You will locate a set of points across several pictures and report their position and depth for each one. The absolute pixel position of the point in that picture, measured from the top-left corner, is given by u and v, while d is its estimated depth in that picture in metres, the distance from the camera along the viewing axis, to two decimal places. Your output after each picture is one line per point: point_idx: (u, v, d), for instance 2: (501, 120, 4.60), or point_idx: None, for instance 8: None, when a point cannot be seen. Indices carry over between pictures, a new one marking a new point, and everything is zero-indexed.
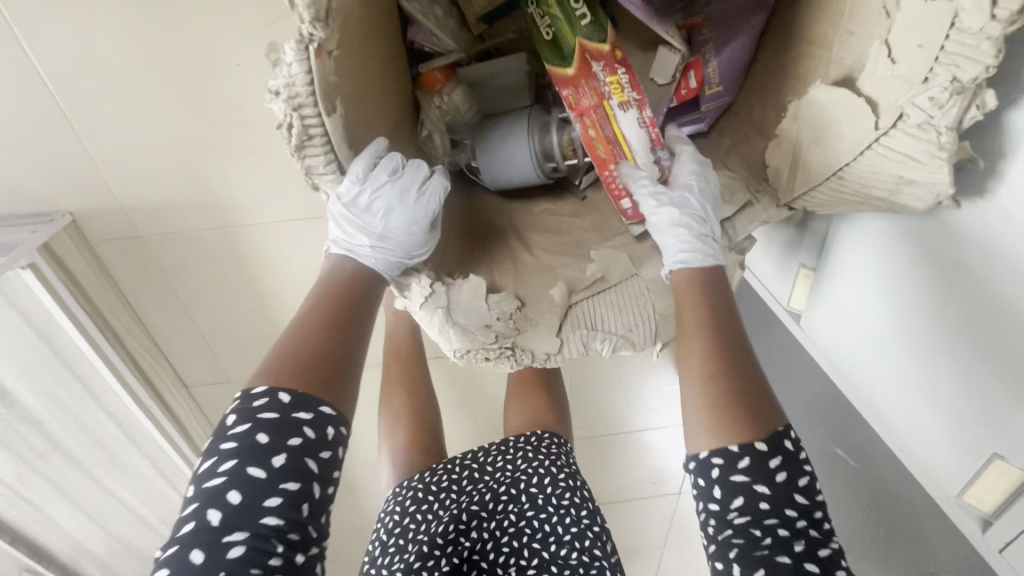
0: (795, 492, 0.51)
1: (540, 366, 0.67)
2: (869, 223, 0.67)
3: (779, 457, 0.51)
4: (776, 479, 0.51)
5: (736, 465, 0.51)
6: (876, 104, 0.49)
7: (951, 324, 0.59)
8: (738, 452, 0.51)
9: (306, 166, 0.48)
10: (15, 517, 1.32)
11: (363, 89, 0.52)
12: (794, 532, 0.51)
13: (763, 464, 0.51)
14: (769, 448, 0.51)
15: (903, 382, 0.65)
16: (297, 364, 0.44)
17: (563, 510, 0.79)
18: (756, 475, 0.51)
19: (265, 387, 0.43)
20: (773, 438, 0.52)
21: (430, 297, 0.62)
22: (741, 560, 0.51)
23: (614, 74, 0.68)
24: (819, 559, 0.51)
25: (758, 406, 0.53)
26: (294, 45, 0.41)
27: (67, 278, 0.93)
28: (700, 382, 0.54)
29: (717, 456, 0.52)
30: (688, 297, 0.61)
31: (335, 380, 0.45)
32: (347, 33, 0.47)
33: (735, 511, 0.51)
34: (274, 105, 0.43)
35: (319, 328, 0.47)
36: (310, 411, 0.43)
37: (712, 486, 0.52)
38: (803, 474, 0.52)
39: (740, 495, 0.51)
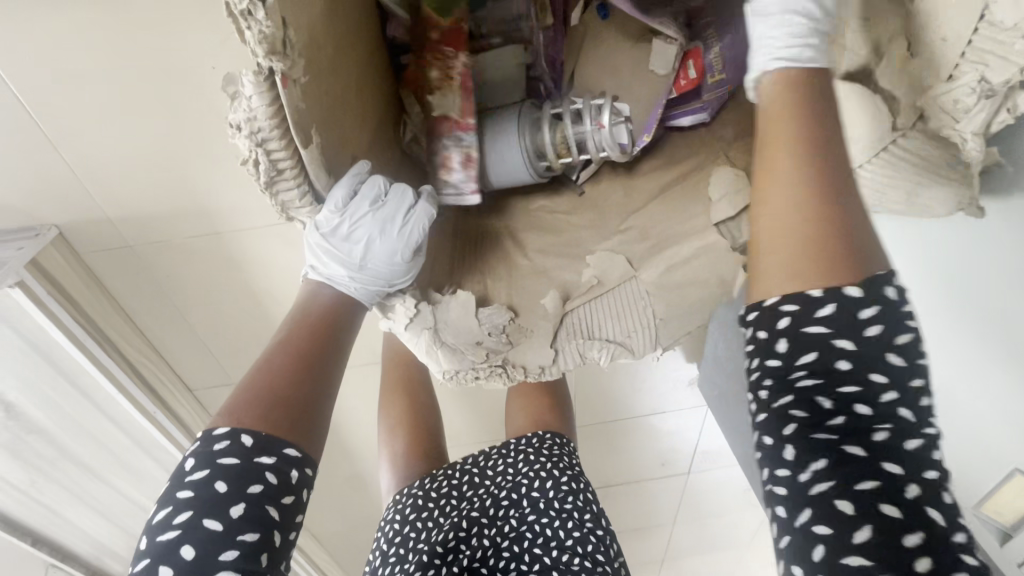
0: (889, 356, 0.38)
1: (535, 380, 0.65)
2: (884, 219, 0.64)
3: (875, 306, 0.38)
4: (867, 334, 0.38)
5: (814, 312, 0.39)
6: (894, 102, 0.44)
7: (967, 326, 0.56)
8: (820, 298, 0.39)
9: (282, 201, 0.46)
10: (34, 519, 1.34)
11: (337, 108, 0.48)
12: (876, 412, 0.39)
13: (849, 314, 0.38)
14: (863, 296, 0.38)
15: (922, 376, 0.62)
16: (263, 404, 0.41)
17: (565, 515, 0.77)
18: (839, 326, 0.38)
19: (227, 429, 0.40)
20: (866, 281, 0.38)
21: (416, 317, 0.60)
22: (795, 441, 0.40)
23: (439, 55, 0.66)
24: (903, 452, 0.38)
25: (858, 239, 0.40)
26: (254, 77, 0.37)
27: (62, 295, 0.90)
28: (792, 212, 0.41)
29: (789, 304, 0.40)
30: (776, 101, 0.44)
31: (305, 418, 0.43)
32: (311, 53, 0.42)
33: (801, 370, 0.40)
34: (238, 140, 0.40)
35: (295, 366, 0.44)
36: (273, 455, 0.40)
37: (775, 338, 0.41)
38: (906, 332, 0.38)
39: (812, 351, 0.39)
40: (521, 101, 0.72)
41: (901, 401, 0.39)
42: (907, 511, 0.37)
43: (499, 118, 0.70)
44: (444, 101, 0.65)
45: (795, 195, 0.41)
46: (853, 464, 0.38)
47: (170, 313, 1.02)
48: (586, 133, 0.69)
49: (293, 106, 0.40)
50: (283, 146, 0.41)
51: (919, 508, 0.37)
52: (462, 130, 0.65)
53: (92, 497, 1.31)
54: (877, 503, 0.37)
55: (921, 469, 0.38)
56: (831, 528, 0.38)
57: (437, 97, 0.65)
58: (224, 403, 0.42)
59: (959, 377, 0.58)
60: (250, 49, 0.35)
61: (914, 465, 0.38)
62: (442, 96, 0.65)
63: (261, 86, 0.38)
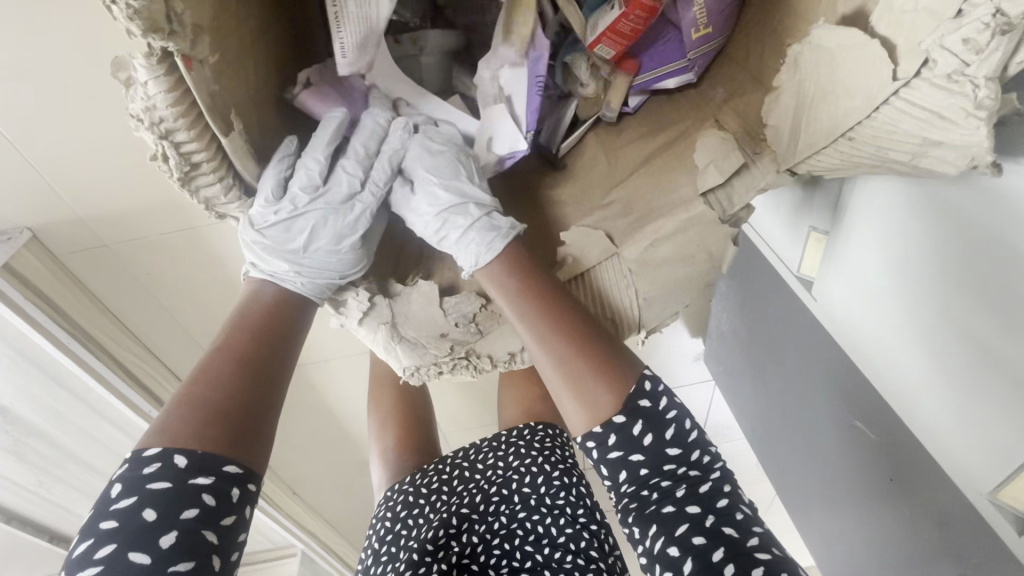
0: (668, 447, 0.48)
1: (505, 369, 0.61)
2: (885, 189, 0.59)
3: (641, 422, 0.47)
4: (645, 443, 0.48)
5: (607, 446, 0.47)
6: (894, 48, 0.39)
7: (971, 311, 0.52)
8: (604, 432, 0.47)
9: (206, 198, 0.41)
10: (45, 516, 1.36)
11: (260, 91, 0.43)
12: (676, 480, 0.49)
13: (629, 436, 0.47)
14: (630, 418, 0.47)
15: (930, 357, 0.58)
16: (192, 422, 0.38)
17: (556, 512, 0.74)
18: (626, 447, 0.47)
19: (158, 449, 0.36)
20: (628, 402, 0.47)
21: (371, 312, 0.56)
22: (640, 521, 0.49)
23: None
24: (703, 499, 0.48)
25: (610, 373, 0.47)
26: (143, 60, 0.32)
27: (48, 305, 0.85)
28: (558, 375, 0.48)
29: (590, 439, 0.48)
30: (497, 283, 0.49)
31: (245, 433, 0.39)
32: (219, 32, 0.37)
33: (625, 483, 0.49)
34: (141, 134, 0.35)
35: (238, 369, 0.40)
36: (210, 475, 0.37)
37: (598, 466, 0.50)
38: (669, 426, 0.48)
39: (622, 469, 0.48)
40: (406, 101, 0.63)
41: (690, 467, 0.49)
42: (729, 543, 0.45)
43: None
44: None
45: (553, 365, 0.48)
46: (676, 519, 0.47)
47: (157, 313, 0.99)
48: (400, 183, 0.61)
49: (201, 91, 0.35)
50: (193, 137, 0.36)
51: (733, 537, 0.46)
52: None
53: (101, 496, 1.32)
54: (694, 540, 0.46)
55: (727, 509, 0.48)
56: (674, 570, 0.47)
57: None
58: (158, 417, 0.38)
59: (954, 370, 0.55)
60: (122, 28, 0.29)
61: (717, 507, 0.48)
62: None
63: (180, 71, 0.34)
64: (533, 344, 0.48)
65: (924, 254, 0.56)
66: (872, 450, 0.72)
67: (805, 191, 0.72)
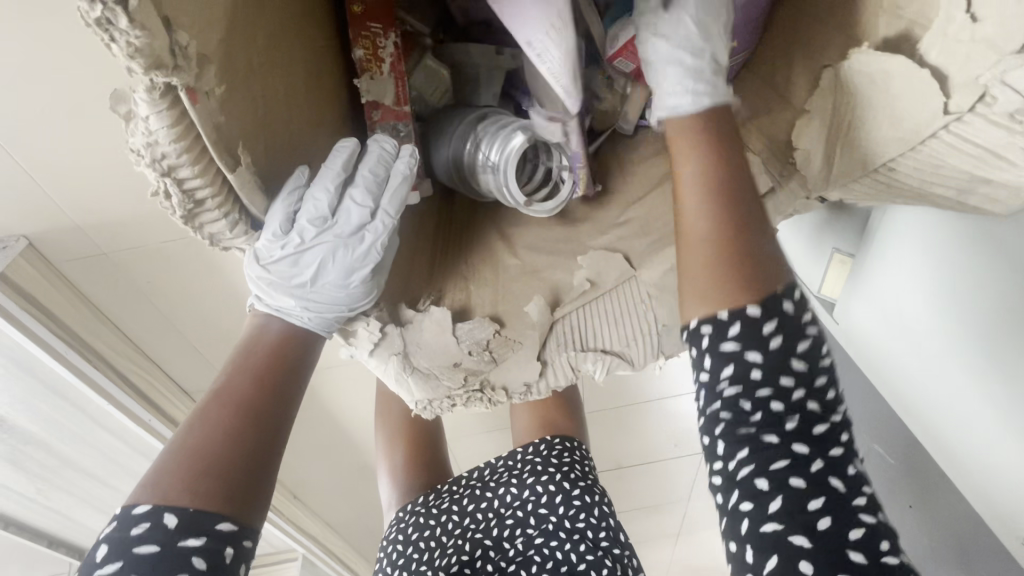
0: (794, 365, 0.41)
1: (520, 401, 0.59)
2: (929, 219, 0.57)
3: (775, 321, 0.41)
4: (770, 345, 0.41)
5: (724, 331, 0.42)
6: (946, 79, 0.37)
7: (1012, 349, 0.50)
8: (727, 320, 0.42)
9: (210, 235, 0.38)
10: (44, 522, 1.34)
11: (268, 115, 0.40)
12: (790, 408, 0.40)
13: (754, 328, 0.41)
14: (762, 313, 0.41)
15: (962, 392, 0.56)
16: (188, 476, 0.36)
17: (576, 538, 0.73)
18: (746, 341, 0.41)
19: (148, 508, 0.35)
20: (769, 298, 0.41)
21: (382, 342, 0.54)
22: (726, 438, 0.42)
23: (368, 39, 0.56)
24: (814, 440, 0.40)
25: (755, 264, 0.43)
26: (144, 94, 0.30)
27: (42, 314, 0.80)
28: (706, 242, 0.44)
29: (706, 324, 0.43)
30: (683, 146, 0.49)
31: (242, 487, 0.37)
32: (224, 58, 0.34)
33: (724, 381, 0.42)
34: (141, 170, 0.33)
35: (238, 416, 0.38)
36: (202, 535, 0.35)
37: (700, 355, 0.43)
38: (804, 341, 0.41)
39: (730, 364, 0.41)
40: (453, 121, 0.64)
41: (810, 394, 0.41)
42: (831, 497, 0.39)
43: (443, 133, 0.65)
44: (376, 87, 0.57)
45: (703, 223, 0.45)
46: (777, 452, 0.40)
47: (162, 323, 0.95)
48: (504, 167, 0.57)
49: (206, 125, 0.32)
50: (198, 172, 0.33)
51: (838, 491, 0.39)
52: (397, 120, 0.57)
53: (101, 501, 1.30)
54: (790, 479, 0.39)
55: (838, 460, 0.40)
56: (753, 504, 0.40)
57: (366, 81, 0.56)
58: (151, 468, 0.37)
59: (996, 409, 0.53)
60: (122, 66, 0.26)
61: (829, 454, 0.40)
62: (371, 79, 0.57)
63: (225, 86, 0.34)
64: (695, 202, 0.46)
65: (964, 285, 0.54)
66: (900, 478, 0.71)
67: (833, 209, 0.69)
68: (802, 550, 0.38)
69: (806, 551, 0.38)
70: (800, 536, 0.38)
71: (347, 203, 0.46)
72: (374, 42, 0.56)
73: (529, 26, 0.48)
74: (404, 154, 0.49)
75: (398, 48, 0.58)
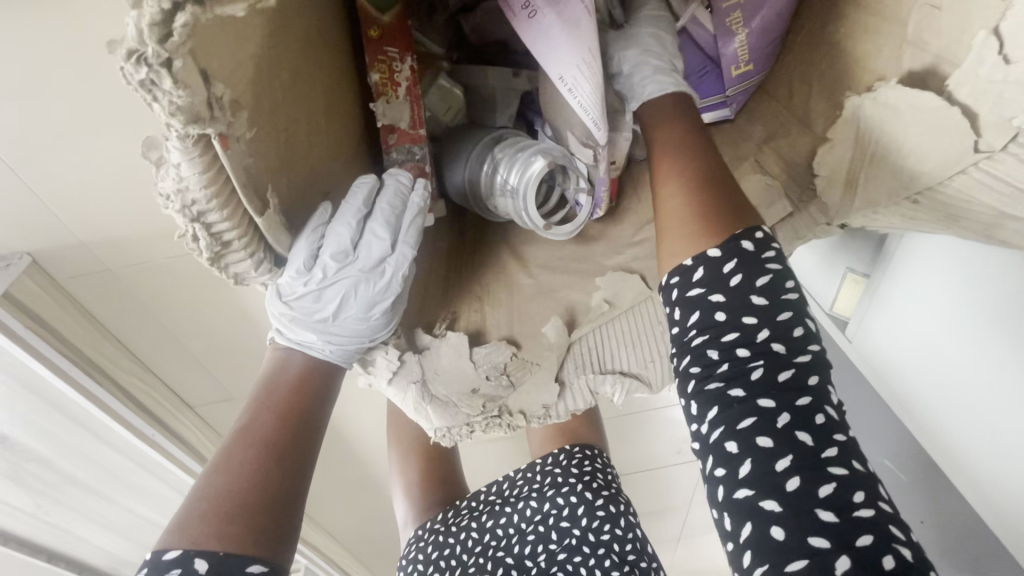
0: (758, 301, 0.39)
1: (539, 425, 0.58)
2: (943, 248, 0.57)
3: (734, 260, 0.40)
4: (732, 283, 0.40)
5: (690, 278, 0.42)
6: (976, 118, 0.37)
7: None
8: (691, 265, 0.42)
9: (234, 274, 0.37)
10: (42, 538, 1.31)
11: (291, 151, 0.40)
12: (755, 353, 0.38)
13: (715, 270, 0.41)
14: (724, 254, 0.41)
15: (983, 417, 0.55)
16: (216, 517, 0.35)
17: (601, 553, 0.72)
18: (710, 283, 0.40)
19: (178, 553, 0.34)
20: (728, 239, 0.41)
21: (401, 369, 0.53)
22: (697, 397, 0.40)
23: (384, 63, 0.56)
24: (781, 389, 0.37)
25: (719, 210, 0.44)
26: (176, 143, 0.29)
27: (48, 332, 0.78)
28: (681, 209, 0.45)
29: (674, 274, 0.43)
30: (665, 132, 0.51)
31: (269, 527, 0.36)
32: (250, 99, 0.33)
33: (692, 329, 0.41)
34: (169, 214, 0.32)
35: (262, 456, 0.38)
36: None
37: (671, 311, 0.43)
38: (768, 280, 0.39)
39: (695, 310, 0.41)
40: (466, 139, 0.64)
41: (779, 339, 0.39)
42: (800, 453, 0.36)
43: (455, 152, 0.64)
44: (393, 110, 0.56)
45: (677, 195, 0.46)
46: (743, 409, 0.38)
47: (165, 337, 0.92)
48: (523, 193, 0.56)
49: (237, 169, 0.32)
50: (226, 216, 0.33)
51: (806, 447, 0.36)
52: (413, 142, 0.57)
53: (102, 516, 1.28)
54: (758, 440, 0.37)
55: (809, 411, 0.37)
56: (726, 469, 0.38)
57: (382, 106, 0.56)
58: (179, 511, 0.36)
59: (1000, 431, 0.54)
60: (161, 124, 0.26)
61: (796, 404, 0.37)
62: (388, 103, 0.56)
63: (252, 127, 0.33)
64: (672, 190, 0.47)
65: (977, 310, 0.54)
66: (917, 494, 0.72)
67: (850, 232, 0.69)
68: (773, 517, 0.35)
69: (777, 516, 0.35)
70: (771, 500, 0.36)
71: (367, 237, 0.45)
72: (390, 65, 0.56)
73: (560, 62, 0.47)
74: (419, 186, 0.48)
75: (414, 72, 0.57)
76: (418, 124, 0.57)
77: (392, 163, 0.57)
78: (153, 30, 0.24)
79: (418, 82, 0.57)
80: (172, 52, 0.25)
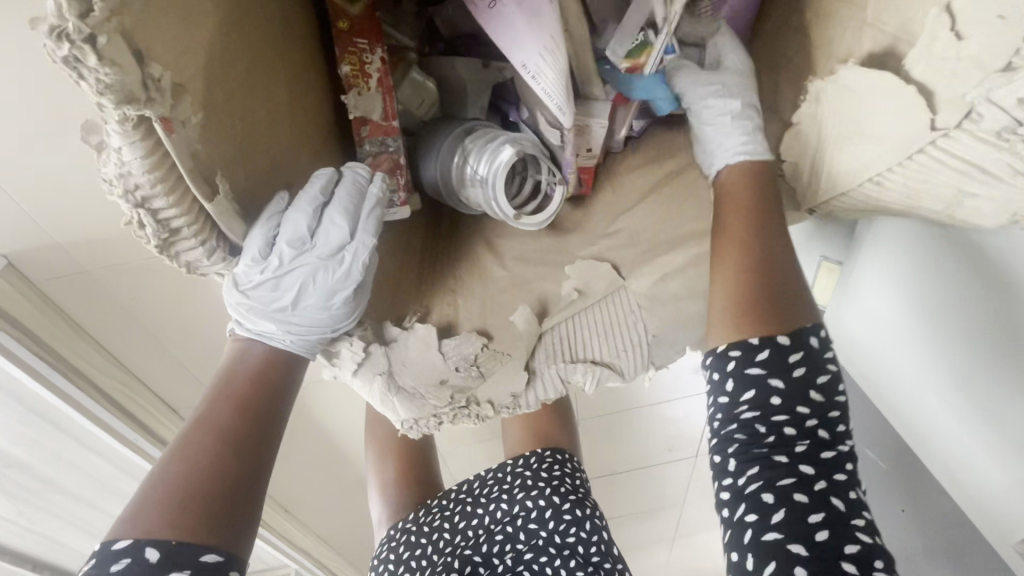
0: (813, 391, 0.42)
1: (508, 415, 0.57)
2: (905, 228, 0.56)
3: (801, 353, 0.42)
4: (794, 374, 0.42)
5: (752, 357, 0.43)
6: (931, 96, 0.37)
7: (998, 355, 0.50)
8: (757, 344, 0.43)
9: (186, 262, 0.37)
10: (27, 545, 1.30)
11: (248, 137, 0.40)
12: (801, 433, 0.42)
13: (781, 356, 0.42)
14: (791, 342, 0.43)
15: (954, 400, 0.55)
16: (169, 507, 0.35)
17: (567, 553, 0.71)
18: (773, 368, 0.42)
19: (128, 542, 0.34)
20: (794, 331, 0.43)
21: (365, 362, 0.52)
22: (738, 455, 0.43)
23: (354, 55, 0.56)
24: (822, 464, 0.41)
25: (775, 301, 0.45)
26: (116, 125, 0.29)
27: (26, 335, 0.76)
28: (734, 282, 0.46)
29: (733, 348, 0.44)
30: (738, 191, 0.50)
31: (225, 518, 0.36)
32: (198, 83, 0.33)
33: (745, 404, 0.43)
34: (114, 200, 0.31)
35: (218, 445, 0.37)
36: (185, 568, 0.34)
37: (723, 379, 0.45)
38: (826, 375, 0.43)
39: (751, 389, 0.43)
40: (440, 131, 0.64)
41: (823, 425, 0.42)
42: (832, 514, 0.40)
43: (429, 145, 0.64)
44: (364, 102, 0.56)
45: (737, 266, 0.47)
46: (784, 471, 0.41)
47: (150, 341, 0.89)
48: (493, 181, 0.56)
49: (182, 154, 0.31)
50: (173, 203, 0.32)
51: (838, 510, 0.40)
52: (385, 134, 0.57)
53: (85, 523, 1.27)
54: (795, 495, 0.40)
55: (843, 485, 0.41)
56: (757, 515, 0.41)
57: (353, 98, 0.56)
58: (133, 501, 0.36)
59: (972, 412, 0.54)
60: (92, 104, 0.26)
61: (833, 477, 0.41)
62: (359, 95, 0.56)
63: (198, 112, 0.33)
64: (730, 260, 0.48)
65: (942, 295, 0.54)
66: (893, 482, 0.72)
67: (819, 222, 0.67)
68: (800, 560, 0.39)
69: (803, 558, 0.39)
70: (798, 544, 0.39)
71: (327, 224, 0.44)
72: (360, 57, 0.56)
73: (522, 48, 0.47)
74: (378, 180, 0.48)
75: (385, 63, 0.57)
76: (392, 117, 0.57)
77: (364, 156, 0.57)
78: (72, 7, 0.24)
79: (390, 73, 0.56)
80: (95, 29, 0.24)
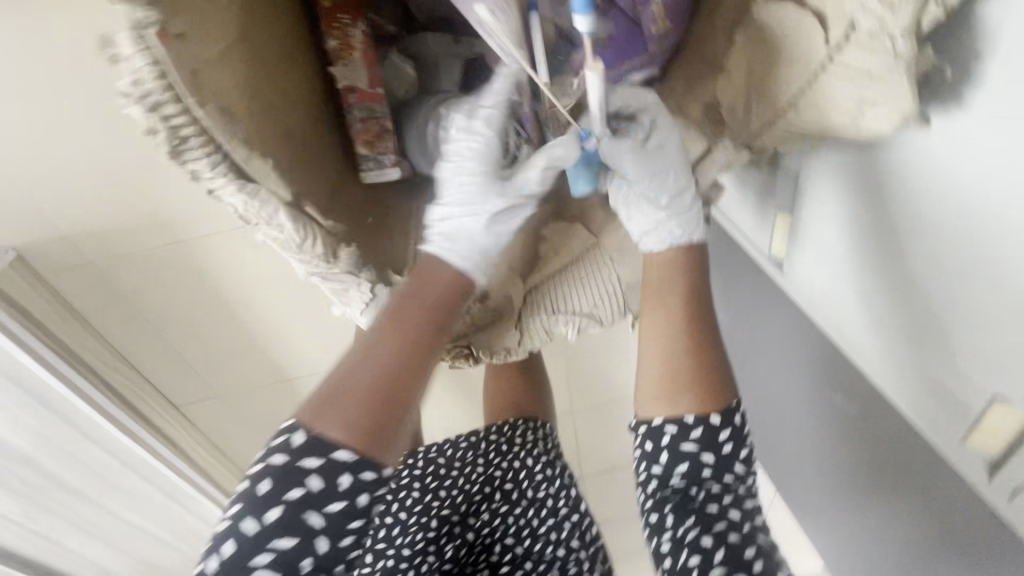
0: (735, 462, 0.56)
1: (500, 360, 0.66)
2: (831, 166, 0.62)
3: (728, 430, 0.55)
4: (722, 448, 0.55)
5: (688, 434, 0.55)
6: (825, 17, 0.44)
7: (923, 264, 0.54)
8: (693, 423, 0.54)
9: (191, 172, 0.42)
10: (34, 552, 1.32)
11: (242, 79, 0.46)
12: (724, 488, 0.56)
13: (713, 435, 0.55)
14: (721, 421, 0.55)
15: (898, 319, 0.60)
16: (341, 404, 0.43)
17: (536, 504, 0.80)
18: (705, 445, 0.55)
19: (287, 427, 0.43)
20: (725, 411, 0.55)
21: (372, 301, 0.58)
22: (677, 510, 0.56)
23: (339, 30, 0.61)
24: (739, 509, 0.56)
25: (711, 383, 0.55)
26: (129, 33, 0.36)
27: (35, 325, 0.79)
28: (675, 360, 0.55)
29: (671, 425, 0.55)
30: (669, 274, 0.58)
31: (372, 427, 0.43)
32: (191, 19, 0.39)
33: (681, 474, 0.56)
34: (131, 109, 0.38)
35: (385, 357, 0.45)
36: (320, 458, 0.42)
37: (660, 450, 0.56)
38: (744, 446, 0.56)
39: (686, 461, 0.55)
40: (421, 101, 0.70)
41: (739, 477, 0.57)
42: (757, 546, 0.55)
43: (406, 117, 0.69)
44: (351, 73, 0.61)
45: (678, 346, 0.55)
46: (717, 517, 0.55)
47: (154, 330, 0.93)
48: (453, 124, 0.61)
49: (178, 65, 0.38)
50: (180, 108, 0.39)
51: (761, 543, 0.55)
52: (372, 100, 0.63)
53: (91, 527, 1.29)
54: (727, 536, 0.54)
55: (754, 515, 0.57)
56: (699, 557, 0.54)
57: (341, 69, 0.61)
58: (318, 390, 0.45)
59: (913, 324, 0.58)
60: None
61: (752, 518, 0.56)
62: (346, 66, 0.61)
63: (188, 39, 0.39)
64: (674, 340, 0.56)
65: (872, 221, 0.58)
66: (856, 424, 0.76)
67: (768, 173, 0.73)
68: None
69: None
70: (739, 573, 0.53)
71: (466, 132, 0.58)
72: (345, 32, 0.61)
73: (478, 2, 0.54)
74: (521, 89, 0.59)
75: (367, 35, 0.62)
76: (376, 85, 0.63)
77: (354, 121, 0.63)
78: None
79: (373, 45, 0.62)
80: None
